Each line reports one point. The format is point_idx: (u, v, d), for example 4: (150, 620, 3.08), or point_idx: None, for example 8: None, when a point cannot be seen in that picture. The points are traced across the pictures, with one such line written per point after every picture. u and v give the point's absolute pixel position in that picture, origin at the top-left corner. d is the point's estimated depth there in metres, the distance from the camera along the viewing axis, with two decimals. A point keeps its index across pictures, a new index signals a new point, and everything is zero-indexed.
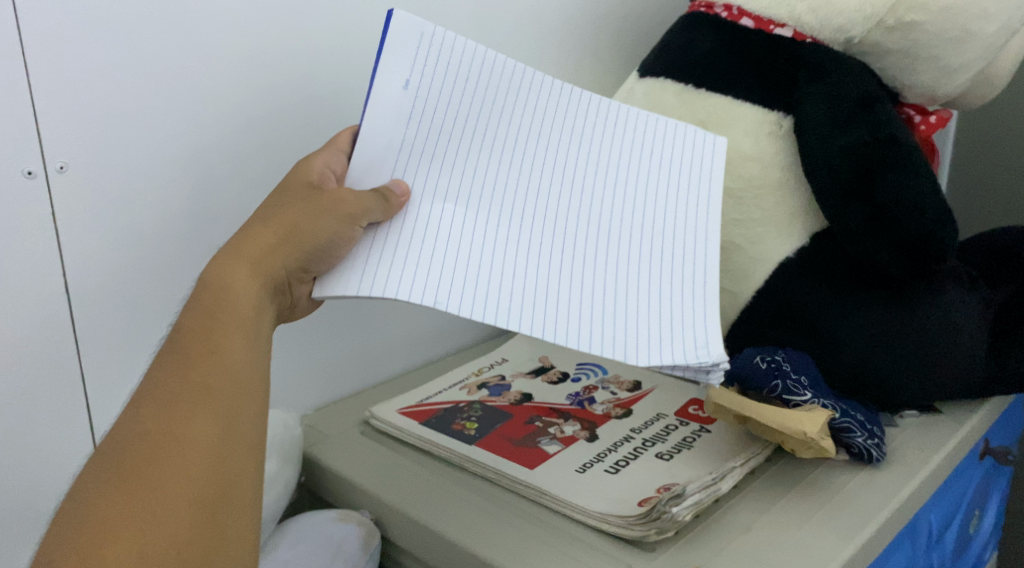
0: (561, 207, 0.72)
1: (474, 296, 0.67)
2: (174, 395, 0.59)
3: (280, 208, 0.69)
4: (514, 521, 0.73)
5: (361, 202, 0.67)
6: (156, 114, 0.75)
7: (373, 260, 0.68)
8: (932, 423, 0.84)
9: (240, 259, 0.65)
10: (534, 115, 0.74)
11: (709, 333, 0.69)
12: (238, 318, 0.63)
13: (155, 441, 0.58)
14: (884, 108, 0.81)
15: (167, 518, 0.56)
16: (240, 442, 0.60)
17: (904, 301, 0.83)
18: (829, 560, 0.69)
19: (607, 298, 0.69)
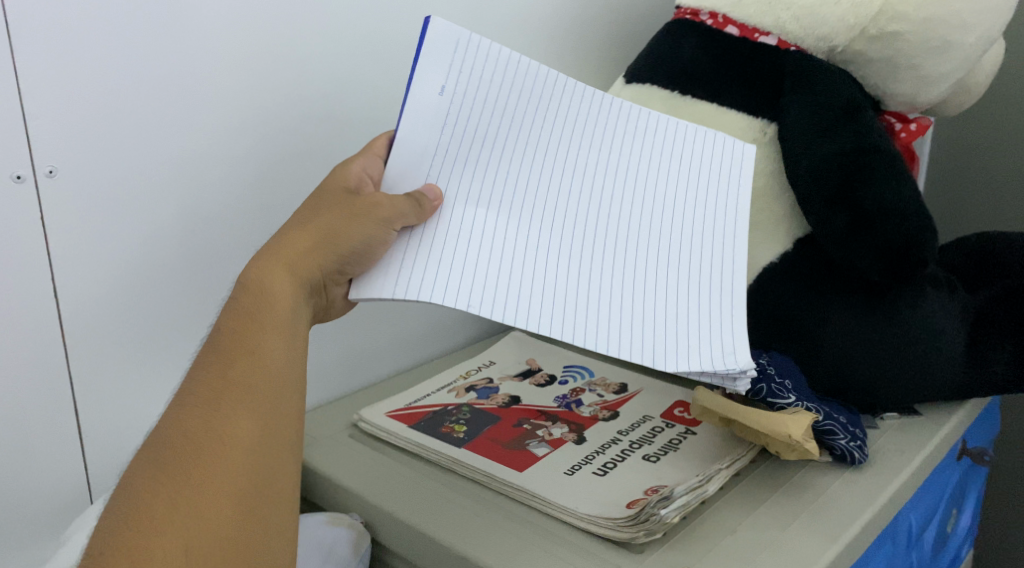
0: (592, 212, 0.74)
1: (507, 301, 0.69)
2: (216, 393, 0.61)
3: (316, 213, 0.70)
4: (506, 524, 0.74)
5: (396, 206, 0.68)
6: (146, 119, 0.75)
7: (407, 263, 0.69)
8: (911, 424, 0.85)
9: (279, 262, 0.67)
10: (567, 120, 0.75)
11: (737, 340, 0.73)
12: (278, 321, 0.65)
13: (194, 438, 0.60)
14: (867, 116, 0.83)
15: (213, 511, 0.58)
16: (276, 438, 0.62)
17: (883, 305, 0.85)
18: (814, 561, 0.70)
19: (635, 305, 0.72)
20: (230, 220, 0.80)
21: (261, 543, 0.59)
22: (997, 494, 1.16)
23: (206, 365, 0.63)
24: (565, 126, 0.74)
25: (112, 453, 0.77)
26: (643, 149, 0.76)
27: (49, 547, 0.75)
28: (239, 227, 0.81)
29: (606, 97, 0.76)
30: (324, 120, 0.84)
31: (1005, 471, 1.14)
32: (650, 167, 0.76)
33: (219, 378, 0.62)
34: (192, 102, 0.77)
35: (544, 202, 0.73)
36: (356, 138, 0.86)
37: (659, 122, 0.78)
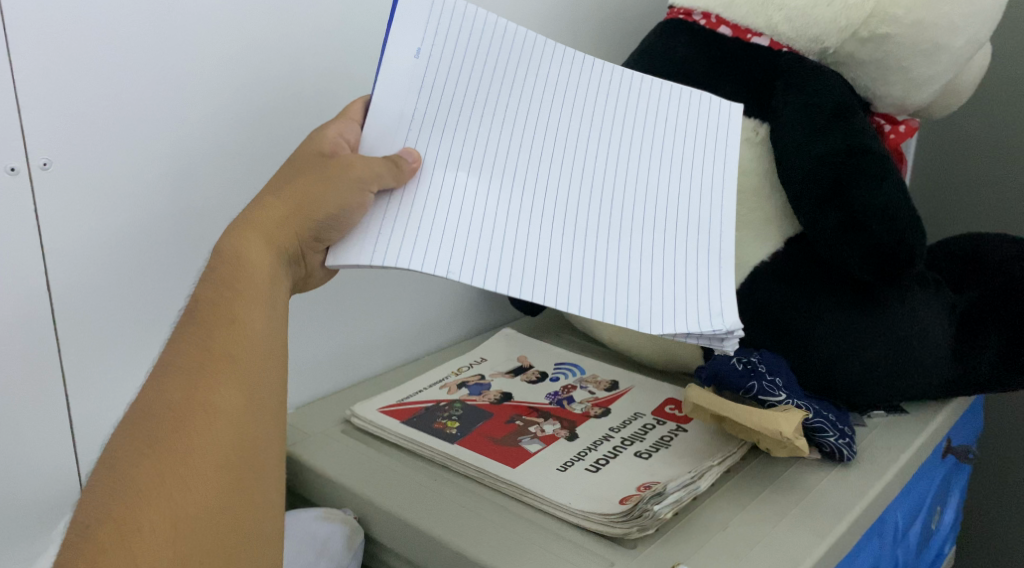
0: (573, 175, 0.73)
1: (486, 264, 0.69)
2: (195, 365, 0.61)
3: (291, 181, 0.71)
4: (499, 518, 0.74)
5: (370, 167, 0.69)
6: (141, 113, 0.75)
7: (386, 229, 0.69)
8: (899, 423, 0.86)
9: (257, 230, 0.67)
10: (544, 84, 0.75)
11: (724, 299, 0.72)
12: (255, 288, 0.65)
13: (181, 411, 0.59)
14: (858, 116, 0.84)
15: (199, 482, 0.57)
16: (262, 412, 0.61)
17: (872, 303, 0.85)
18: (805, 556, 0.71)
19: (619, 266, 0.71)
20: (223, 215, 0.80)
21: (248, 516, 0.59)
22: (978, 492, 1.17)
23: (189, 336, 0.62)
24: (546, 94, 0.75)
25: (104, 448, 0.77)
26: (626, 112, 0.76)
27: (39, 542, 0.74)
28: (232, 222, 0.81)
29: (587, 63, 0.77)
30: (317, 116, 0.84)
31: (986, 469, 1.16)
32: (637, 138, 0.76)
33: (202, 349, 0.61)
34: (187, 96, 0.76)
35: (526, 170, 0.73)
36: None
37: (645, 87, 0.77)
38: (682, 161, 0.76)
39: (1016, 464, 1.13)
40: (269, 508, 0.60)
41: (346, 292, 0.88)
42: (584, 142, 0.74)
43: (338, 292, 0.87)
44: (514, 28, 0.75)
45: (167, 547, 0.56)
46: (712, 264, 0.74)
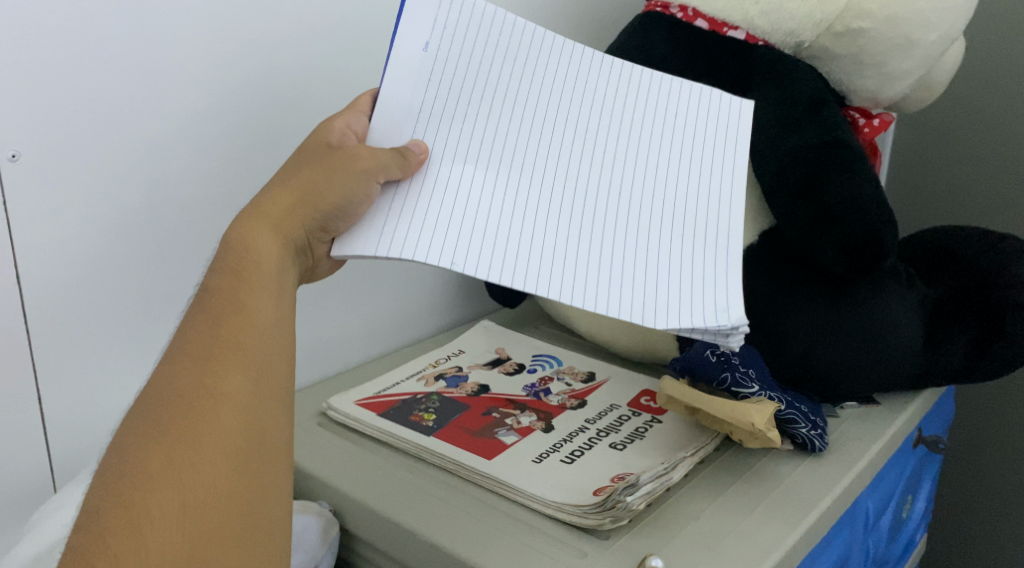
0: (581, 170, 0.74)
1: (490, 256, 0.69)
2: (205, 351, 0.62)
3: (296, 171, 0.71)
4: (476, 510, 0.75)
5: (376, 159, 0.69)
6: (115, 106, 0.74)
7: (392, 219, 0.70)
8: (871, 415, 0.87)
9: (263, 221, 0.68)
10: (553, 78, 0.75)
11: (731, 296, 0.71)
12: (263, 276, 0.65)
13: (189, 396, 0.60)
14: (833, 111, 0.84)
15: (208, 467, 0.58)
16: (270, 394, 0.62)
17: (845, 296, 0.86)
18: (776, 546, 0.72)
19: (625, 261, 0.71)
20: (200, 208, 0.80)
21: (257, 498, 0.60)
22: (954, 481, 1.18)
23: (198, 323, 0.63)
24: (554, 86, 0.75)
25: (79, 442, 0.77)
26: (636, 106, 0.76)
27: (12, 533, 0.74)
28: (209, 216, 0.81)
29: (599, 61, 0.77)
30: (295, 108, 0.84)
31: (960, 459, 1.17)
32: (647, 131, 0.76)
33: (208, 335, 0.62)
34: (161, 90, 0.76)
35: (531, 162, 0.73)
36: None
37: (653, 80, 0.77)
38: (687, 152, 0.76)
39: (991, 454, 1.14)
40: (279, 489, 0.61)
41: (326, 284, 0.88)
42: (591, 133, 0.75)
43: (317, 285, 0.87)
44: (524, 24, 0.75)
45: (177, 528, 0.57)
46: (719, 257, 0.73)
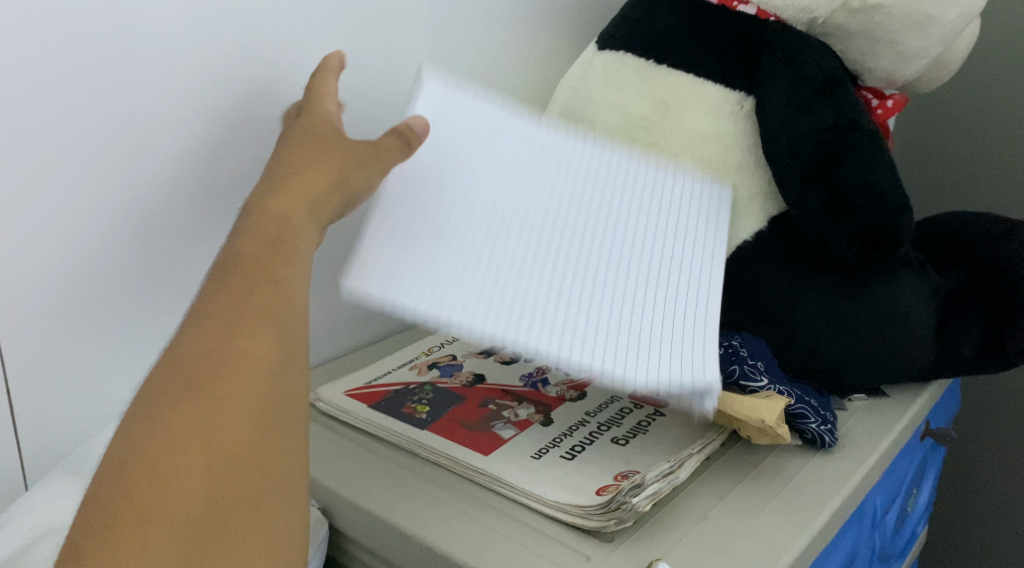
0: (571, 267, 0.73)
1: (474, 307, 0.69)
2: (232, 312, 0.58)
3: (312, 149, 0.67)
4: (472, 509, 0.71)
5: (388, 148, 0.69)
6: (88, 83, 0.69)
7: (383, 259, 0.69)
8: (879, 407, 0.84)
9: (299, 199, 0.65)
10: (547, 173, 0.76)
11: (706, 361, 0.72)
12: (292, 246, 0.62)
13: (218, 358, 0.56)
14: (847, 90, 0.80)
15: (231, 430, 0.55)
16: (298, 359, 0.59)
17: (856, 286, 0.82)
18: (788, 549, 0.68)
19: (604, 339, 0.70)
20: (182, 192, 0.75)
21: (280, 466, 0.56)
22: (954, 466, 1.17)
23: (225, 285, 0.59)
24: (549, 174, 0.76)
25: (53, 441, 0.73)
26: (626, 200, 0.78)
27: None
28: (191, 200, 0.76)
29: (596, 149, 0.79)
30: (283, 86, 0.79)
31: (961, 446, 1.15)
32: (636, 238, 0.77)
33: (235, 298, 0.58)
34: (138, 66, 0.71)
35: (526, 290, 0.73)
36: None
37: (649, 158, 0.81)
38: (674, 233, 0.79)
39: (992, 442, 1.12)
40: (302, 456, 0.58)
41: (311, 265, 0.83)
42: (581, 236, 0.75)
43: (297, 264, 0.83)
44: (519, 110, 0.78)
45: (198, 486, 0.53)
46: (696, 348, 0.73)
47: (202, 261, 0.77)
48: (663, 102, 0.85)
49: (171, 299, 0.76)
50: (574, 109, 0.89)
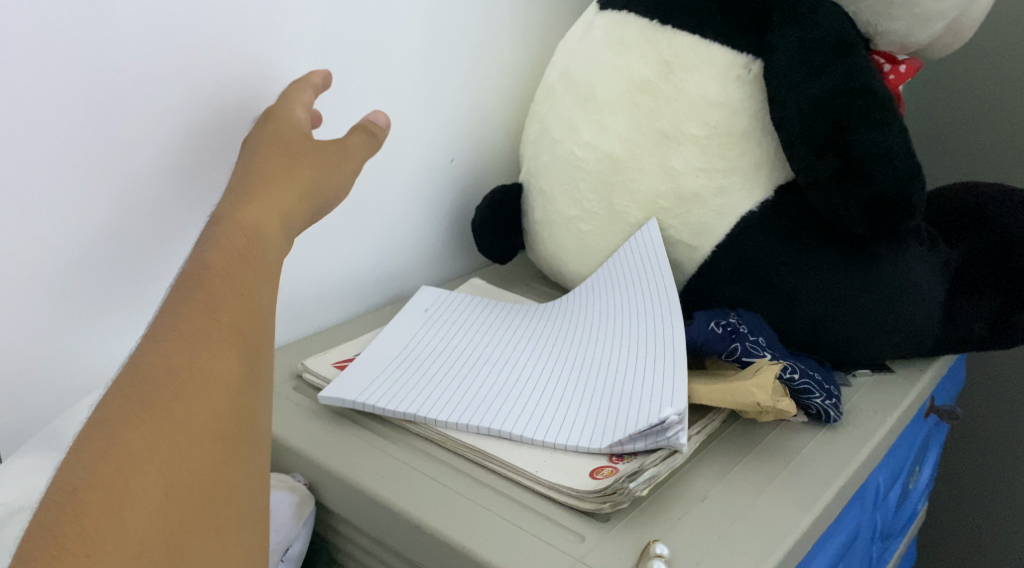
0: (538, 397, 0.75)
1: (441, 411, 0.73)
2: (198, 330, 0.58)
3: (284, 158, 0.70)
4: (464, 488, 0.69)
5: (358, 142, 0.75)
6: (56, 37, 0.68)
7: (354, 381, 0.76)
8: (885, 384, 0.82)
9: (262, 210, 0.66)
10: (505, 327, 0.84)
11: (675, 387, 0.70)
12: (263, 265, 0.63)
13: (182, 375, 0.56)
14: (861, 54, 0.76)
15: (194, 451, 0.55)
16: (258, 385, 0.59)
17: (864, 260, 0.79)
18: (790, 532, 0.66)
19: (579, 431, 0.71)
20: (158, 153, 0.74)
21: (232, 496, 0.56)
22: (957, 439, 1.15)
23: (192, 303, 0.59)
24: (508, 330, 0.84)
25: (28, 406, 0.71)
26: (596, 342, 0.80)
27: None
28: (169, 162, 0.74)
29: None
30: (262, 43, 0.77)
31: (967, 421, 1.12)
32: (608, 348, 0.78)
33: (201, 317, 0.58)
34: (108, 20, 0.70)
35: (487, 402, 0.74)
36: (296, 66, 0.80)
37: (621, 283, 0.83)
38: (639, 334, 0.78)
39: (999, 417, 1.10)
40: (257, 484, 0.58)
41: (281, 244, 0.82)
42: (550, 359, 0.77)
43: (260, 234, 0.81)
44: None
45: (157, 509, 0.53)
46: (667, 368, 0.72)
47: (180, 223, 0.76)
48: (668, 64, 0.81)
49: (146, 263, 0.75)
50: (575, 75, 0.87)
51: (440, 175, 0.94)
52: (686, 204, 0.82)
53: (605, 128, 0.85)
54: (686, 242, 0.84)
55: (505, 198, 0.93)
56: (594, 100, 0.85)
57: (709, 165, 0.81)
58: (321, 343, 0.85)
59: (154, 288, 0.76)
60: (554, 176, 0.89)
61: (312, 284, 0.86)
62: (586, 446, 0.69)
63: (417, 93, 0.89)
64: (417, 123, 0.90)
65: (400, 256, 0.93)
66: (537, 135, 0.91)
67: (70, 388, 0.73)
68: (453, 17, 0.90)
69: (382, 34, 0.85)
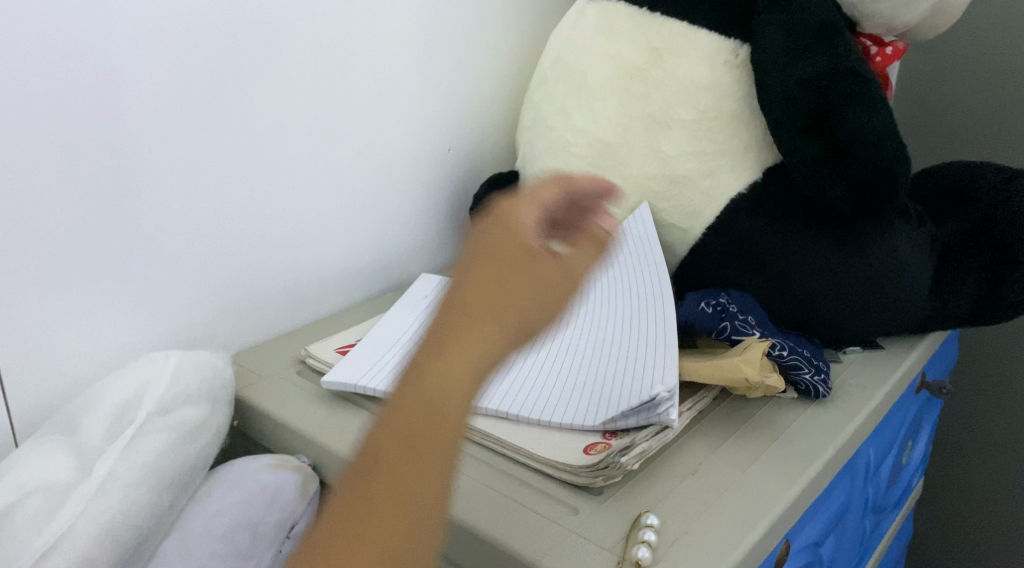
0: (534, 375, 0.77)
1: None
2: (418, 396, 0.54)
3: (500, 297, 0.55)
4: (462, 465, 0.71)
5: (582, 258, 0.57)
6: (59, 32, 0.70)
7: (356, 364, 0.78)
8: (873, 359, 0.83)
9: (442, 374, 0.54)
10: None
11: (666, 364, 0.72)
12: (483, 307, 0.55)
13: (405, 445, 0.53)
14: (846, 36, 0.78)
15: (377, 530, 0.53)
16: (433, 431, 0.54)
17: (851, 239, 0.81)
18: (778, 501, 0.68)
19: (573, 407, 0.73)
20: (161, 145, 0.76)
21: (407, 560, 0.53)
22: (955, 416, 1.16)
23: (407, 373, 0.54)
24: None
25: (41, 394, 0.74)
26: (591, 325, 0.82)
27: None
28: (171, 154, 0.77)
29: None
30: (259, 36, 0.80)
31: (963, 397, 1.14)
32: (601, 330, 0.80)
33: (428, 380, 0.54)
34: (109, 14, 0.72)
35: (485, 384, 0.76)
36: (294, 58, 0.82)
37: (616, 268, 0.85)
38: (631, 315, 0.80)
39: (995, 391, 1.12)
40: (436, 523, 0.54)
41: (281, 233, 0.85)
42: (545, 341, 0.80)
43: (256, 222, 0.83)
44: None
45: None
46: (659, 347, 0.75)
47: (183, 213, 0.79)
48: (656, 50, 0.84)
49: (153, 252, 0.77)
50: (568, 63, 0.89)
51: (437, 162, 0.96)
52: (676, 187, 0.84)
53: (596, 114, 0.86)
54: (677, 224, 0.86)
55: (502, 186, 0.95)
56: (586, 86, 0.87)
57: (698, 149, 0.83)
58: (324, 330, 0.87)
59: (160, 277, 0.78)
60: (547, 162, 0.91)
61: (312, 270, 0.88)
62: (581, 423, 0.72)
63: (413, 83, 0.91)
64: (414, 112, 0.92)
65: (401, 243, 0.95)
66: (531, 122, 0.93)
67: (80, 373, 0.76)
68: (447, 8, 0.92)
69: (377, 26, 0.87)
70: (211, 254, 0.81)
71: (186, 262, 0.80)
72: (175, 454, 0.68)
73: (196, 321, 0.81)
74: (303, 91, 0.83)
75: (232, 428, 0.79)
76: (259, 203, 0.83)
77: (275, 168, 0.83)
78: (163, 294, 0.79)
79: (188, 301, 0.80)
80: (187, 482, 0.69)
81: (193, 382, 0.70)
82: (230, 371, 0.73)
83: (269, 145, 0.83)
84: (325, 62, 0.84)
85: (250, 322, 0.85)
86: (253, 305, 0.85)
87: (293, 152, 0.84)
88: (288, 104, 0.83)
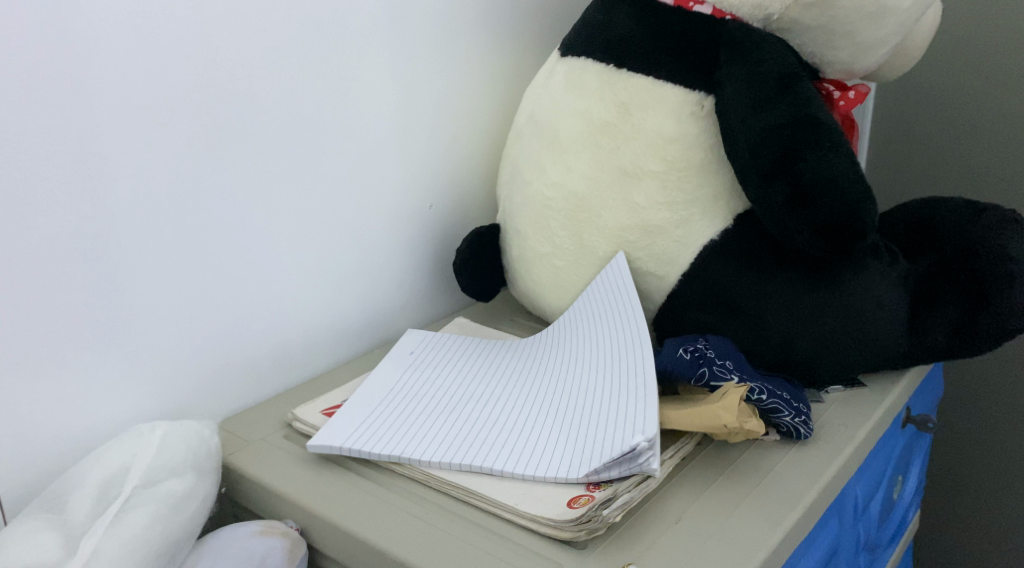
0: (513, 427, 0.78)
1: (423, 452, 0.76)
2: None
3: None
4: (447, 525, 0.72)
5: None
6: (37, 120, 0.72)
7: (341, 426, 0.79)
8: (856, 398, 0.84)
9: None
10: (493, 368, 0.87)
11: (645, 414, 0.73)
12: None
13: None
14: (806, 86, 0.79)
15: None
16: None
17: (823, 279, 0.82)
18: (759, 548, 0.69)
19: (556, 459, 0.74)
20: (143, 225, 0.78)
21: None
22: (961, 441, 1.17)
23: None
24: (494, 369, 0.87)
25: (29, 472, 0.75)
26: (573, 372, 0.83)
27: None
28: (154, 234, 0.79)
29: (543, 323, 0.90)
30: (235, 108, 0.81)
31: (971, 419, 1.16)
32: (583, 379, 0.81)
33: None
34: (84, 99, 0.74)
35: (467, 441, 0.77)
36: (270, 127, 0.84)
37: (597, 318, 0.86)
38: (613, 360, 0.81)
39: (1000, 413, 1.14)
40: None
41: (264, 299, 0.87)
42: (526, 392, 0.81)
43: (241, 291, 0.85)
44: None
45: None
46: (639, 394, 0.75)
47: (166, 289, 0.80)
48: (624, 105, 0.85)
49: (139, 328, 0.79)
50: (540, 118, 0.91)
51: (418, 219, 0.98)
52: (649, 237, 0.86)
53: (569, 167, 0.88)
54: (654, 272, 0.87)
55: (482, 239, 0.96)
56: (559, 141, 0.89)
57: (669, 199, 0.84)
58: (312, 390, 0.89)
59: (147, 353, 0.80)
60: (526, 216, 0.92)
61: (299, 332, 0.90)
62: (564, 477, 0.72)
63: (389, 146, 0.93)
64: (392, 173, 0.94)
65: (386, 301, 0.96)
66: (510, 177, 0.94)
67: (70, 449, 0.77)
68: (421, 71, 0.94)
69: (353, 92, 0.89)
70: (197, 323, 0.82)
71: (171, 333, 0.81)
72: (161, 526, 0.69)
73: (185, 390, 0.83)
74: (280, 158, 0.85)
75: (221, 494, 0.80)
76: (243, 273, 0.85)
77: (257, 237, 0.85)
78: (148, 368, 0.80)
79: (175, 372, 0.82)
80: (174, 552, 0.70)
81: (178, 452, 0.72)
82: (215, 439, 0.75)
83: (249, 212, 0.84)
84: (303, 130, 0.86)
85: (236, 386, 0.86)
86: (241, 368, 0.86)
87: (275, 219, 0.86)
88: (268, 177, 0.85)
